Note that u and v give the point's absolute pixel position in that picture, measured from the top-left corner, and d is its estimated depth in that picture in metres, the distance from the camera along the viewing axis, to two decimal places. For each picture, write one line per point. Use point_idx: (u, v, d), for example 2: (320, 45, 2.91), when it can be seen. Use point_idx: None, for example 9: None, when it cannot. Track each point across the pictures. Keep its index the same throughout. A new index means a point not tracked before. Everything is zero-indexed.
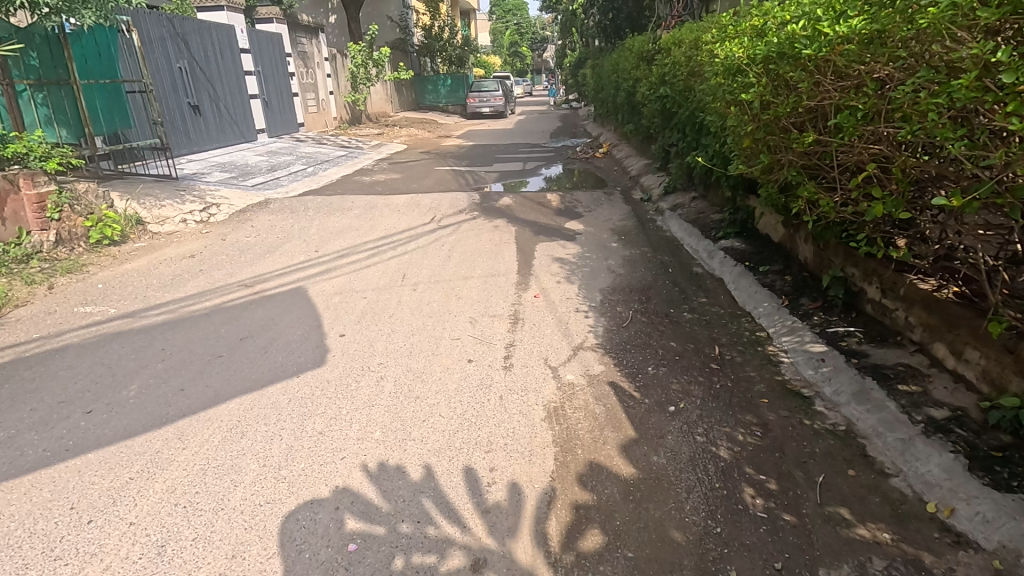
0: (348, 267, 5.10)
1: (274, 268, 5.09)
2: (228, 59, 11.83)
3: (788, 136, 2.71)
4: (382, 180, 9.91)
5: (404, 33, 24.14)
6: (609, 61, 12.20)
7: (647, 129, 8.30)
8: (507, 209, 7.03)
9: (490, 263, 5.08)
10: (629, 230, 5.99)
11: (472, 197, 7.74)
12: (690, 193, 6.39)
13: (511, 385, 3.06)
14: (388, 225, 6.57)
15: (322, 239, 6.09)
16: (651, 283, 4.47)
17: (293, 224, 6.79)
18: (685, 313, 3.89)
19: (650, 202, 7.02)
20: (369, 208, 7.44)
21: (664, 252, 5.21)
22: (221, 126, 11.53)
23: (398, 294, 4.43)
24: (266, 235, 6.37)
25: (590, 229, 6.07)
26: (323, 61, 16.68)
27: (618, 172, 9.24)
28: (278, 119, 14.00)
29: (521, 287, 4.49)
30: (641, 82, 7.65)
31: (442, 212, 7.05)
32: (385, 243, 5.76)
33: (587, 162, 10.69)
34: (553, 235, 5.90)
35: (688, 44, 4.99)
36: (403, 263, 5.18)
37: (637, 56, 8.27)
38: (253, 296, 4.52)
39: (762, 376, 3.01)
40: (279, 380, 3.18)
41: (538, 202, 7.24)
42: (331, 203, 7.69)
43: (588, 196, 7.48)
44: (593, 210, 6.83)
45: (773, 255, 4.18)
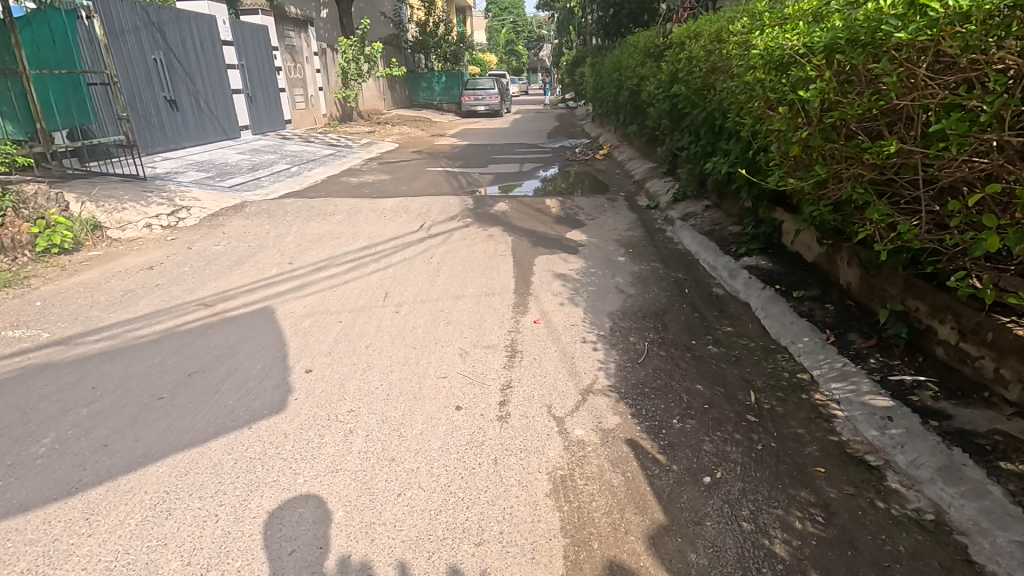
0: (325, 283, 4.52)
1: (241, 284, 4.51)
2: (209, 51, 11.22)
3: (854, 145, 2.20)
4: (370, 181, 9.34)
5: (398, 29, 23.53)
6: (610, 58, 11.68)
7: (653, 131, 7.77)
8: (503, 216, 6.48)
9: (484, 279, 4.53)
10: (637, 241, 5.46)
11: (465, 202, 7.19)
12: (703, 201, 5.86)
13: (508, 443, 2.52)
14: (372, 232, 6.01)
15: (298, 248, 5.52)
16: (666, 307, 3.93)
17: (269, 230, 6.22)
18: (709, 346, 3.35)
19: (657, 210, 6.49)
20: (353, 212, 6.87)
21: (678, 268, 4.68)
22: (201, 122, 10.89)
23: (378, 317, 3.86)
24: (238, 243, 5.80)
25: (594, 240, 5.52)
26: (312, 56, 16.06)
27: (621, 176, 8.71)
28: (264, 115, 13.38)
29: (519, 311, 3.94)
30: (648, 80, 7.13)
31: (432, 218, 6.49)
32: (368, 255, 5.18)
33: (586, 165, 10.16)
34: (553, 247, 5.35)
35: (707, 38, 4.48)
36: (387, 278, 4.61)
37: (643, 52, 7.74)
38: (211, 318, 3.94)
39: (812, 434, 2.48)
40: (226, 434, 2.62)
41: (536, 208, 6.70)
42: (313, 207, 7.11)
43: (590, 202, 6.93)
44: (596, 218, 6.29)
45: (807, 278, 3.66)
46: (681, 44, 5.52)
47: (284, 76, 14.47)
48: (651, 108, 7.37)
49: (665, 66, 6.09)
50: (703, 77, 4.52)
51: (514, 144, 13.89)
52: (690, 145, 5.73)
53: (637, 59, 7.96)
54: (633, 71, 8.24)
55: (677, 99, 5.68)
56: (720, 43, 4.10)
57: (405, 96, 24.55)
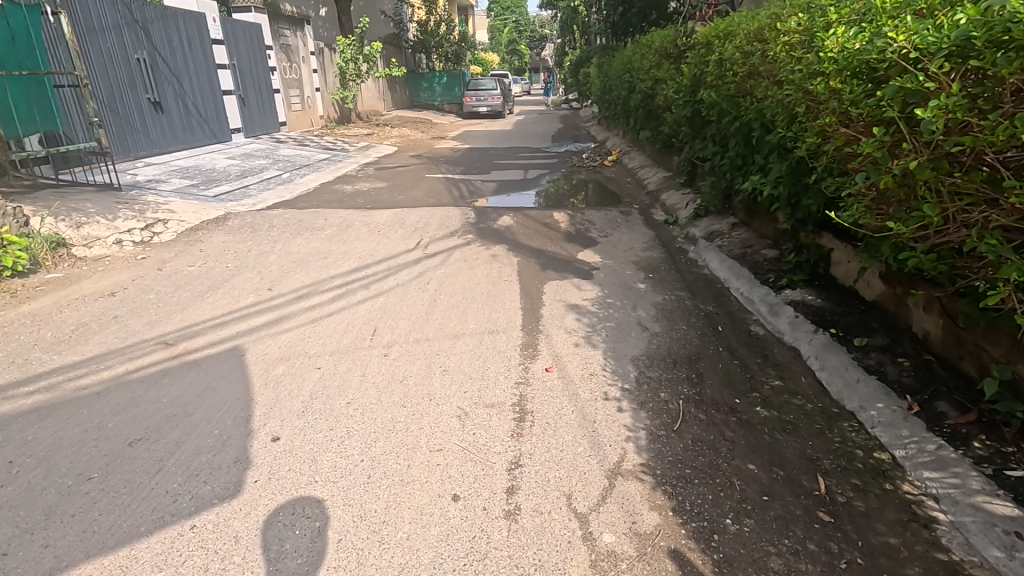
0: (305, 316, 3.96)
1: (209, 317, 3.96)
2: (197, 50, 10.69)
3: (985, 181, 1.71)
4: (366, 189, 8.81)
5: (398, 28, 23.01)
6: (619, 59, 11.16)
7: (669, 138, 7.22)
8: (507, 232, 5.93)
9: (486, 312, 3.97)
10: (656, 264, 4.91)
11: (466, 215, 6.64)
12: (729, 219, 5.30)
13: (518, 555, 1.98)
14: (364, 251, 5.48)
15: (281, 269, 4.97)
16: (699, 351, 3.38)
17: (251, 247, 5.67)
18: (758, 407, 2.79)
19: (676, 226, 5.93)
20: (344, 226, 6.33)
21: (708, 299, 4.12)
22: (188, 125, 10.36)
23: (364, 363, 3.31)
24: (215, 262, 5.25)
25: (609, 262, 4.96)
26: (308, 56, 15.51)
27: (633, 186, 8.15)
28: (257, 118, 12.85)
29: (527, 354, 3.40)
30: (665, 84, 6.58)
31: (430, 234, 5.94)
32: (357, 280, 4.62)
33: (594, 172, 9.61)
34: (564, 270, 4.80)
35: (743, 35, 3.94)
36: (377, 311, 4.05)
37: (659, 53, 7.18)
38: (170, 361, 3.38)
39: (910, 549, 1.93)
40: (161, 536, 2.07)
41: (543, 223, 6.14)
42: (301, 220, 6.56)
43: (602, 215, 6.37)
44: (609, 235, 5.74)
45: (869, 321, 3.10)
46: (706, 44, 4.97)
47: (279, 77, 13.94)
48: (669, 113, 6.82)
49: (687, 68, 5.55)
50: (738, 83, 3.99)
51: (519, 147, 13.38)
52: (715, 156, 5.19)
53: (652, 58, 7.39)
54: (646, 73, 7.70)
55: (702, 105, 5.14)
56: (763, 42, 3.55)
57: (404, 96, 23.98)
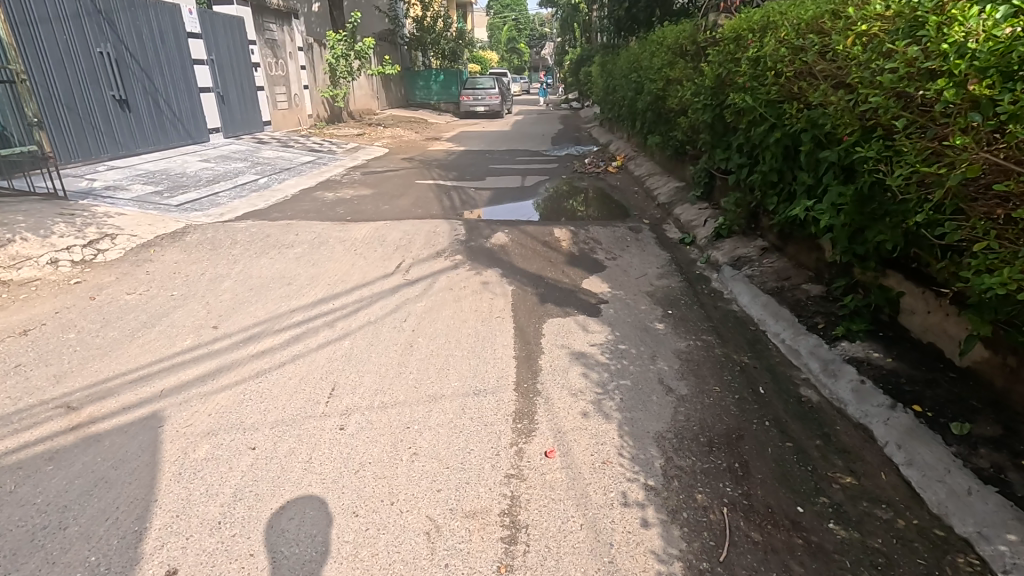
0: (249, 369, 3.23)
1: (132, 368, 3.23)
2: (171, 44, 9.94)
3: None
4: (349, 196, 8.08)
5: (394, 25, 22.30)
6: (625, 56, 10.44)
7: (683, 144, 6.49)
8: (501, 252, 5.21)
9: (470, 364, 3.25)
10: (675, 296, 4.20)
11: (456, 229, 5.92)
12: (758, 242, 4.59)
13: None
14: (337, 274, 4.76)
15: (234, 298, 4.25)
16: (741, 426, 2.66)
17: (206, 268, 4.95)
18: (830, 523, 2.07)
19: (694, 247, 5.21)
20: (317, 242, 5.59)
21: (742, 347, 3.40)
22: (159, 126, 9.61)
23: (312, 442, 2.59)
24: (161, 288, 4.52)
25: (619, 294, 4.24)
26: (296, 51, 14.75)
27: (641, 197, 7.41)
28: (239, 117, 12.10)
29: (522, 428, 2.67)
30: (680, 84, 5.87)
31: (413, 255, 5.22)
32: (320, 317, 3.89)
33: (597, 179, 8.90)
34: (566, 304, 4.08)
35: (790, 29, 3.27)
36: (339, 361, 3.33)
37: (673, 51, 6.45)
38: (66, 437, 2.63)
39: None
40: None
41: (543, 242, 5.42)
42: (270, 234, 5.83)
43: (609, 233, 5.64)
44: (618, 258, 5.02)
45: (965, 399, 2.40)
46: (732, 38, 4.24)
47: (264, 74, 13.18)
48: (685, 117, 6.09)
49: (709, 67, 4.84)
50: (781, 86, 3.29)
51: (517, 150, 12.65)
52: (744, 170, 4.47)
53: (665, 56, 6.66)
54: (657, 73, 7.00)
55: (728, 110, 4.44)
56: (827, 37, 2.89)
57: (399, 95, 23.20)
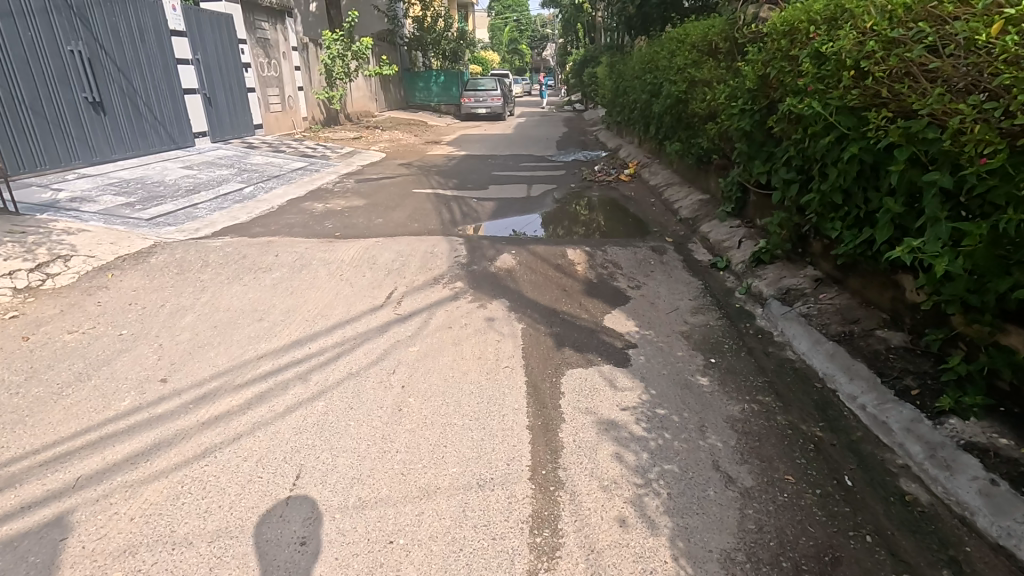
0: (194, 445, 2.55)
1: (45, 446, 2.55)
2: (152, 43, 9.31)
3: None
4: (340, 208, 7.43)
5: (393, 25, 21.70)
6: (638, 56, 9.79)
7: (709, 152, 5.84)
8: (507, 278, 4.55)
9: (473, 438, 2.59)
10: (715, 338, 3.54)
11: (455, 249, 5.26)
12: (809, 272, 3.93)
13: None
14: (318, 306, 4.10)
15: (192, 339, 3.58)
16: (833, 543, 2.00)
17: (168, 297, 4.29)
18: None
19: (730, 273, 4.55)
20: (298, 265, 4.93)
21: (811, 414, 2.74)
22: (138, 130, 8.97)
23: (263, 565, 1.94)
24: (110, 322, 3.86)
25: (649, 335, 3.58)
26: (290, 51, 14.11)
27: (660, 210, 6.75)
28: (227, 121, 11.45)
29: (543, 544, 2.01)
30: (710, 85, 5.24)
31: (406, 281, 4.55)
32: (291, 368, 3.21)
33: (609, 188, 8.24)
34: (588, 349, 3.41)
35: (880, 18, 2.66)
36: (308, 433, 2.66)
37: (699, 49, 5.81)
38: None
39: None
40: None
41: (555, 266, 4.75)
42: (247, 254, 5.18)
43: (629, 254, 4.98)
44: (642, 286, 4.36)
45: None
46: (784, 32, 3.61)
47: (255, 75, 12.55)
48: (714, 122, 5.45)
49: (752, 65, 4.20)
50: (864, 89, 2.64)
51: (521, 155, 12.00)
52: (794, 184, 3.84)
53: (690, 54, 6.01)
54: (678, 73, 6.37)
55: (778, 115, 3.82)
56: (947, 27, 2.29)
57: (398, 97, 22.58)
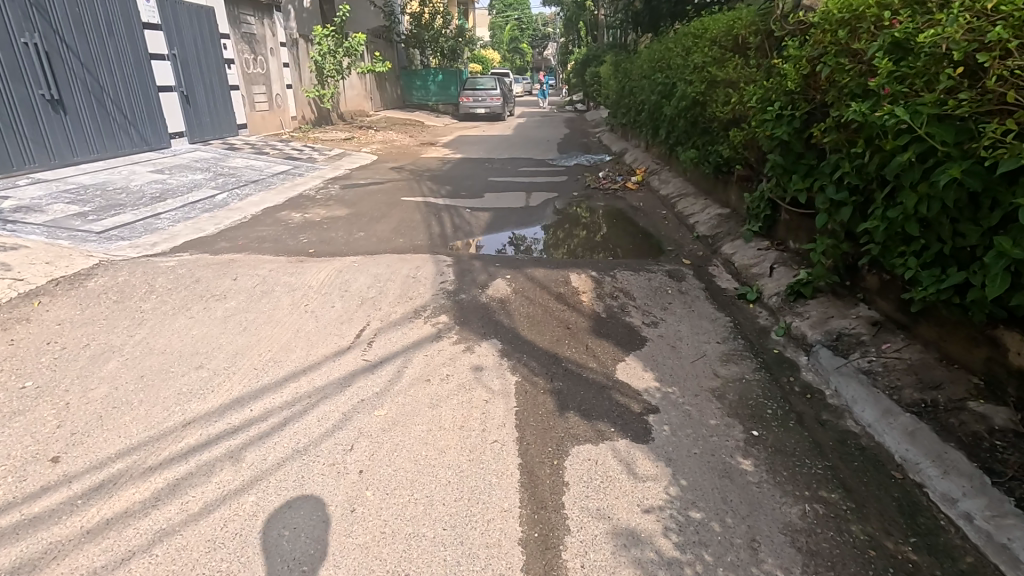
0: (64, 572, 1.88)
1: None
2: (122, 36, 8.64)
3: None
4: (319, 218, 6.75)
5: (390, 21, 21.04)
6: (647, 54, 9.14)
7: (733, 160, 5.17)
8: (500, 312, 3.88)
9: (445, 564, 1.91)
10: (755, 399, 2.87)
11: (441, 272, 4.58)
12: (864, 312, 3.25)
13: None
14: (271, 348, 3.42)
15: (107, 396, 2.90)
16: None
17: (97, 333, 3.62)
18: None
19: (762, 307, 3.87)
20: (259, 290, 4.25)
21: (896, 523, 2.07)
22: (106, 131, 8.30)
23: None
24: (16, 368, 3.18)
25: (673, 395, 2.91)
26: (278, 47, 13.44)
27: (673, 223, 6.07)
28: (208, 120, 10.77)
29: None
30: (736, 85, 4.59)
31: (382, 314, 3.88)
32: (222, 441, 2.54)
33: (615, 197, 7.57)
34: (598, 414, 2.74)
35: None
36: (224, 550, 1.97)
37: (721, 45, 5.15)
38: None
39: None
40: None
41: (556, 296, 4.08)
42: (202, 276, 4.50)
43: (643, 281, 4.30)
44: (660, 324, 3.69)
45: None
46: (842, 20, 2.95)
47: (240, 72, 11.87)
48: (740, 128, 4.79)
49: (793, 61, 3.54)
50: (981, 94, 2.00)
51: (520, 158, 11.33)
52: (846, 206, 3.20)
53: (709, 50, 5.34)
54: (695, 71, 5.71)
55: (828, 123, 3.18)
56: None
57: (395, 95, 21.94)
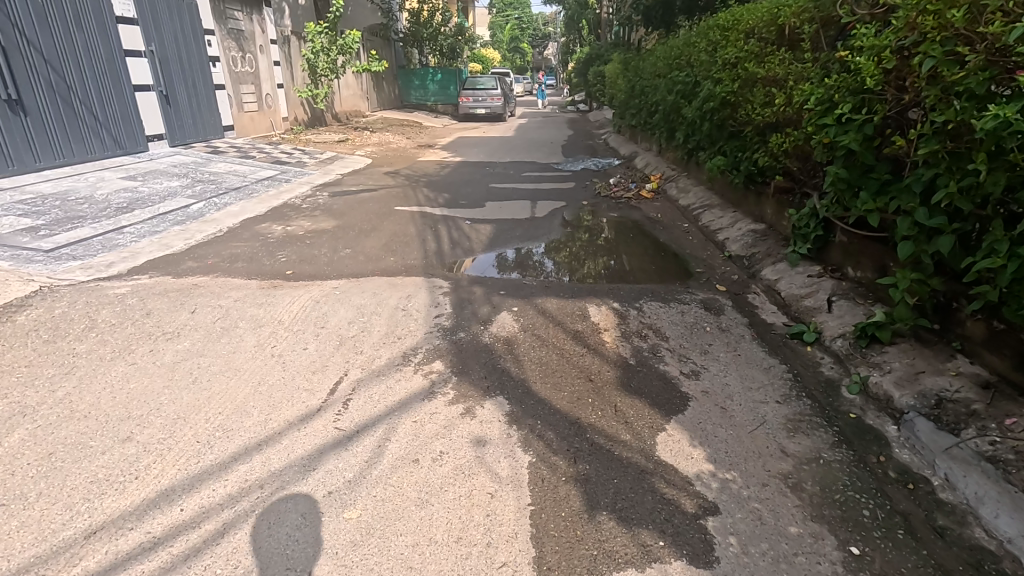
0: None
1: None
2: (92, 30, 7.94)
3: None
4: (303, 231, 6.07)
5: (387, 19, 20.35)
6: (661, 51, 8.51)
7: (772, 170, 4.53)
8: (507, 357, 3.21)
9: None
10: (844, 492, 2.19)
11: (437, 302, 3.90)
12: (966, 369, 2.59)
13: None
14: (222, 409, 2.74)
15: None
16: None
17: (11, 388, 2.93)
18: None
19: (824, 351, 3.20)
20: (219, 326, 3.57)
21: None
22: (73, 133, 7.62)
23: None
24: None
25: (735, 486, 2.24)
26: (268, 44, 12.75)
27: (698, 239, 5.41)
28: (190, 121, 10.09)
29: None
30: (783, 83, 3.94)
31: (363, 360, 3.20)
32: (132, 566, 1.87)
33: (629, 207, 6.92)
34: (640, 518, 2.07)
35: None
36: None
37: (758, 36, 4.51)
38: None
39: None
40: None
41: (573, 335, 3.41)
42: (155, 307, 3.82)
43: (675, 315, 3.63)
44: (702, 376, 3.02)
45: None
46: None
47: (225, 70, 11.18)
48: (783, 133, 4.15)
49: (870, 51, 2.89)
50: None
51: (523, 162, 10.67)
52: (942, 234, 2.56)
53: (744, 44, 4.69)
54: (724, 68, 5.08)
55: (924, 129, 2.55)
56: None
57: (392, 95, 21.32)
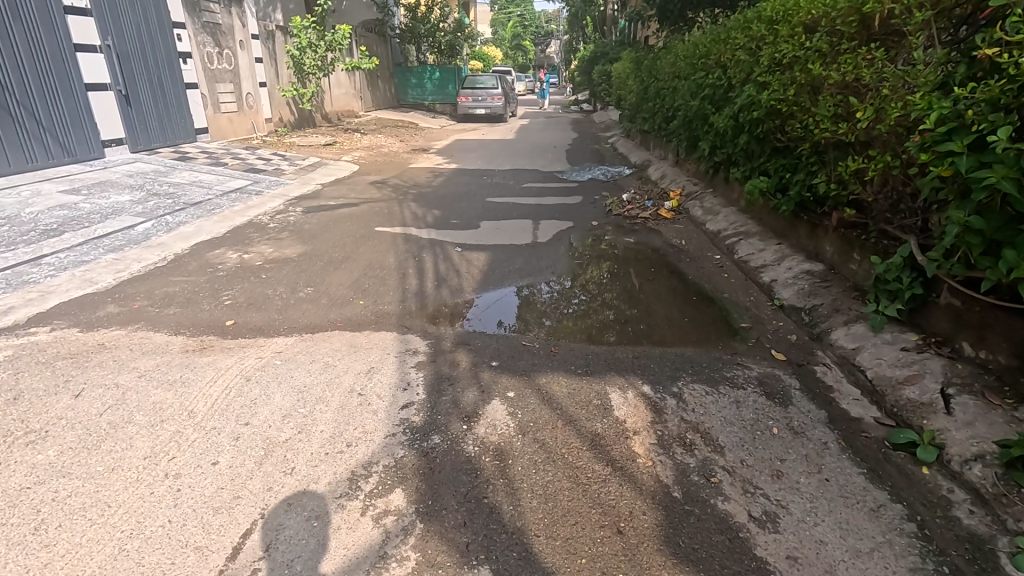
0: None
1: None
2: (34, 23, 6.98)
3: None
4: (261, 260, 5.10)
5: (383, 15, 19.39)
6: (680, 48, 7.54)
7: (841, 198, 3.55)
8: (498, 484, 2.24)
9: None
10: None
11: (408, 380, 2.93)
12: None
13: None
14: None
15: None
16: None
17: None
18: None
19: (950, 477, 2.23)
20: (104, 424, 2.60)
21: None
22: (8, 140, 6.67)
23: None
24: None
25: None
26: (249, 40, 11.78)
27: (736, 278, 4.45)
28: (156, 124, 9.13)
29: None
30: (871, 90, 2.99)
31: (291, 486, 2.24)
32: None
33: (647, 229, 5.95)
34: None
35: None
36: None
37: (825, 29, 3.55)
38: None
39: None
40: None
41: (590, 444, 2.45)
42: (28, 389, 2.85)
43: (727, 410, 2.66)
44: (783, 524, 2.05)
45: None
46: None
47: (199, 68, 10.21)
48: (862, 156, 3.19)
49: None
50: None
51: (524, 171, 9.70)
52: None
53: (806, 40, 3.73)
54: (775, 68, 4.12)
55: None
56: None
57: (389, 95, 20.37)
